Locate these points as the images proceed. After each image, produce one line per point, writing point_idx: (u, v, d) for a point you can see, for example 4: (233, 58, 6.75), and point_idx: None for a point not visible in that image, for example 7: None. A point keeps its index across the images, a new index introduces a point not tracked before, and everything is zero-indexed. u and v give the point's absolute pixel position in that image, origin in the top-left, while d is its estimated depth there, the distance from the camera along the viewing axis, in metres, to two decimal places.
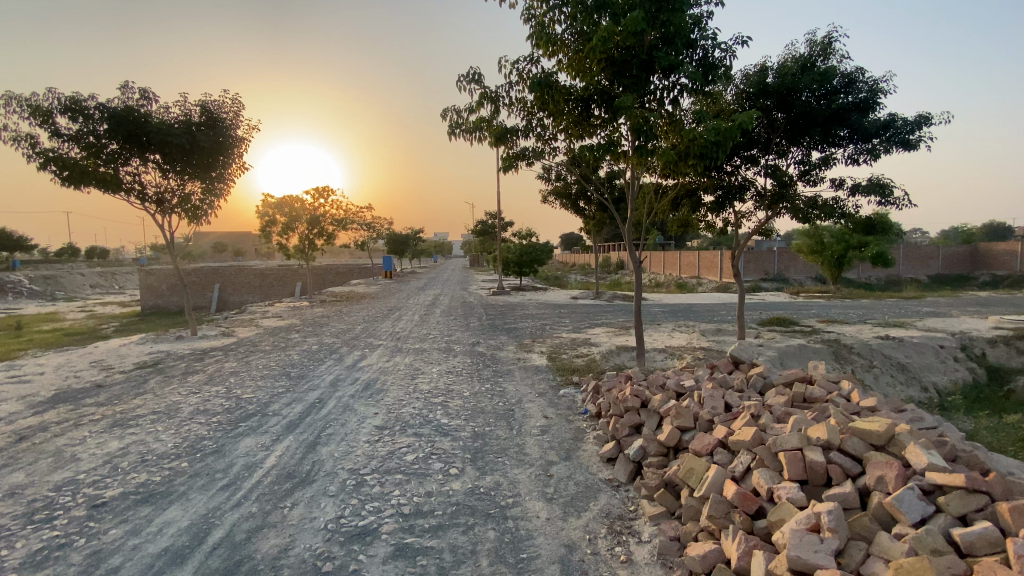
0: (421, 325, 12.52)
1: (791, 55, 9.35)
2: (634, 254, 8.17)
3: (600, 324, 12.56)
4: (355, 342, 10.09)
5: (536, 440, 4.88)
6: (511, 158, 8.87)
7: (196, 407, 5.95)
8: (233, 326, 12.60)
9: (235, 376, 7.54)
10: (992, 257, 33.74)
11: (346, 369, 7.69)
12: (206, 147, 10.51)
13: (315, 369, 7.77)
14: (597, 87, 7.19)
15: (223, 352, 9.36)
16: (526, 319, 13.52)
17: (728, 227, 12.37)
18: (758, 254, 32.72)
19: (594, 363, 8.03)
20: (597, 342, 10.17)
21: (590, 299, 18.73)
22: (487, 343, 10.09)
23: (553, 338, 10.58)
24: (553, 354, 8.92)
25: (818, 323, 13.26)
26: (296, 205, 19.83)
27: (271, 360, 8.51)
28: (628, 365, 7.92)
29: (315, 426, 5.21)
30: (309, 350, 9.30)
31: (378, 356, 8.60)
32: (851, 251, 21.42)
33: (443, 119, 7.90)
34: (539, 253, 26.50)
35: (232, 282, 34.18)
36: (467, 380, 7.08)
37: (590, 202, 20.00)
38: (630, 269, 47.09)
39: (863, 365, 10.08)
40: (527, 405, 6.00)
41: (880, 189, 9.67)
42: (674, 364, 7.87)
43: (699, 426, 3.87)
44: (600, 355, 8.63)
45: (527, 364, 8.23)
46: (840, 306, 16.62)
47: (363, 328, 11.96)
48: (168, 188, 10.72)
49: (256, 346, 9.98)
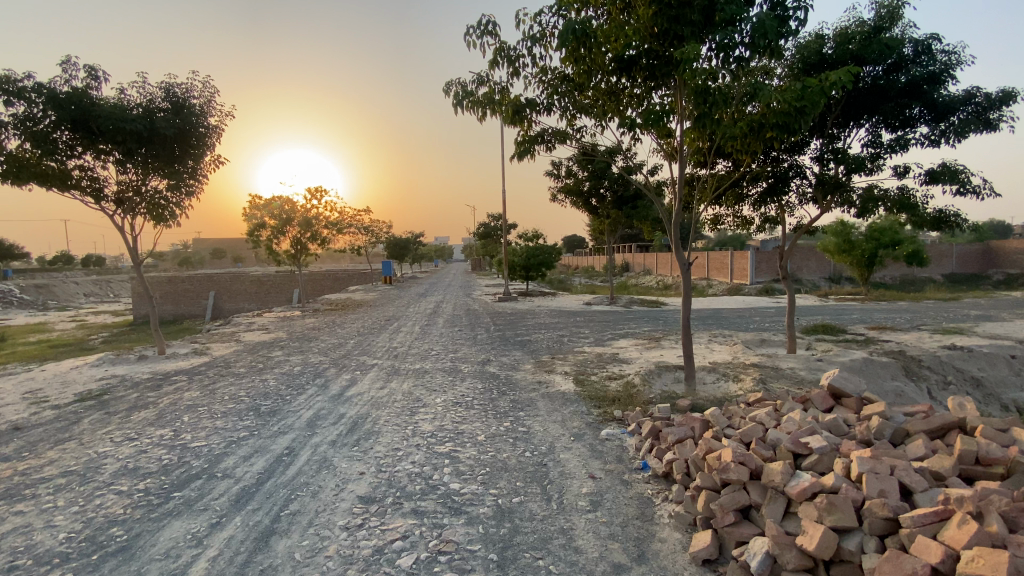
0: (422, 338, 11.05)
1: (854, 20, 7.72)
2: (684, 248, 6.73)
3: (625, 336, 11.08)
4: (344, 361, 8.66)
5: (588, 521, 3.41)
6: (526, 141, 7.48)
7: (124, 466, 4.49)
8: (210, 342, 11.20)
9: (194, 412, 6.07)
10: (1015, 255, 32.17)
11: (329, 402, 6.22)
12: (169, 136, 9.10)
13: (293, 401, 6.30)
14: (637, 51, 5.67)
15: (188, 377, 7.92)
16: (540, 330, 12.10)
17: (767, 224, 10.94)
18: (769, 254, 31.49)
19: (635, 389, 6.55)
20: (630, 360, 8.67)
21: (604, 305, 17.30)
22: (500, 361, 8.59)
23: (575, 354, 9.14)
24: (580, 375, 7.48)
25: (870, 330, 11.81)
26: (287, 206, 18.42)
27: (243, 388, 7.05)
28: (677, 392, 6.45)
29: (274, 500, 3.76)
30: (290, 374, 7.83)
31: (372, 382, 7.13)
32: (881, 250, 19.96)
33: (446, 93, 6.52)
34: (547, 256, 25.11)
35: (228, 289, 32.93)
36: (481, 415, 5.63)
37: (603, 200, 18.53)
38: (636, 273, 45.69)
39: (941, 382, 8.62)
40: (563, 455, 4.53)
41: (953, 178, 8.01)
42: (735, 392, 6.38)
43: (869, 529, 2.43)
44: (639, 377, 7.16)
45: (551, 389, 6.79)
46: (881, 310, 15.13)
47: (356, 343, 10.52)
48: (128, 185, 9.35)
49: (229, 367, 8.55)
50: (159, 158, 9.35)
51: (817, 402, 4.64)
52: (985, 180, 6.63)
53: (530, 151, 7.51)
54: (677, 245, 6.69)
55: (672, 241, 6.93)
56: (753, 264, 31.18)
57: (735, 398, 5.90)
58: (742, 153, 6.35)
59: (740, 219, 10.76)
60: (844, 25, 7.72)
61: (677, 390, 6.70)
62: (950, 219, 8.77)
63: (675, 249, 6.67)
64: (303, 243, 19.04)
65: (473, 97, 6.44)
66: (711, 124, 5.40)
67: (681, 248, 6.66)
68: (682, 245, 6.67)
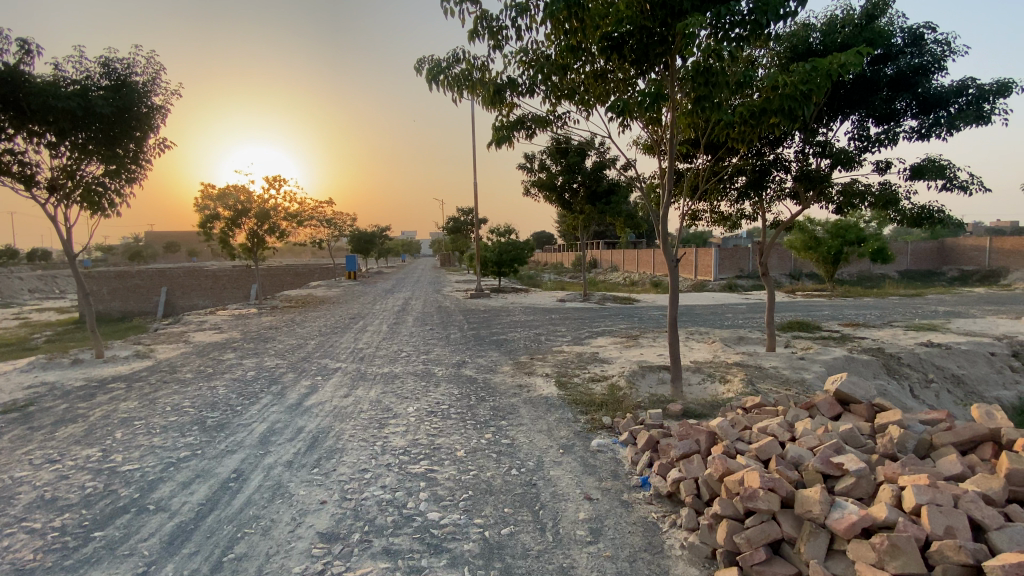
0: (390, 337, 10.39)
1: (843, 9, 7.58)
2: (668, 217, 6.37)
3: (603, 334, 10.71)
4: (305, 365, 7.95)
5: (590, 556, 2.93)
6: (505, 126, 6.94)
7: (36, 497, 3.77)
8: (155, 343, 10.22)
9: (128, 426, 5.31)
10: (963, 252, 33.49)
11: (286, 413, 5.57)
12: (108, 116, 8.13)
13: (245, 412, 5.62)
14: (631, 29, 5.17)
15: (127, 383, 7.07)
16: (515, 328, 11.61)
17: (745, 220, 10.78)
18: (735, 251, 31.99)
19: (621, 392, 6.14)
20: (610, 360, 8.28)
21: (578, 302, 16.97)
22: (475, 362, 8.06)
23: (554, 354, 8.70)
24: (562, 378, 7.03)
25: (843, 327, 11.84)
26: (243, 197, 17.28)
27: (188, 397, 6.29)
28: (666, 396, 6.07)
29: (218, 540, 3.13)
30: (244, 380, 7.09)
31: (335, 388, 6.48)
32: (845, 247, 20.32)
33: (420, 69, 5.91)
34: (519, 251, 24.66)
35: (182, 284, 31.13)
36: (458, 426, 5.11)
37: (577, 195, 18.04)
38: (605, 269, 45.84)
39: (919, 381, 8.58)
40: (552, 472, 4.05)
41: (941, 172, 8.09)
42: (725, 395, 6.05)
43: None
44: (624, 378, 6.75)
45: (532, 393, 6.32)
46: (850, 307, 15.29)
47: (319, 344, 9.79)
48: (63, 171, 8.31)
49: (176, 372, 7.73)
50: (97, 140, 8.36)
51: (823, 410, 4.32)
52: (974, 176, 6.50)
53: (509, 138, 6.99)
54: (663, 227, 6.28)
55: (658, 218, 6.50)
56: (720, 261, 31.62)
57: (728, 402, 5.56)
58: (736, 141, 5.96)
59: (718, 215, 10.51)
60: (832, 14, 7.54)
61: (663, 394, 6.32)
62: (932, 216, 8.67)
63: (661, 244, 6.27)
64: (260, 236, 17.96)
65: (450, 76, 5.91)
66: (710, 108, 4.96)
67: (666, 230, 6.23)
68: (666, 229, 6.25)
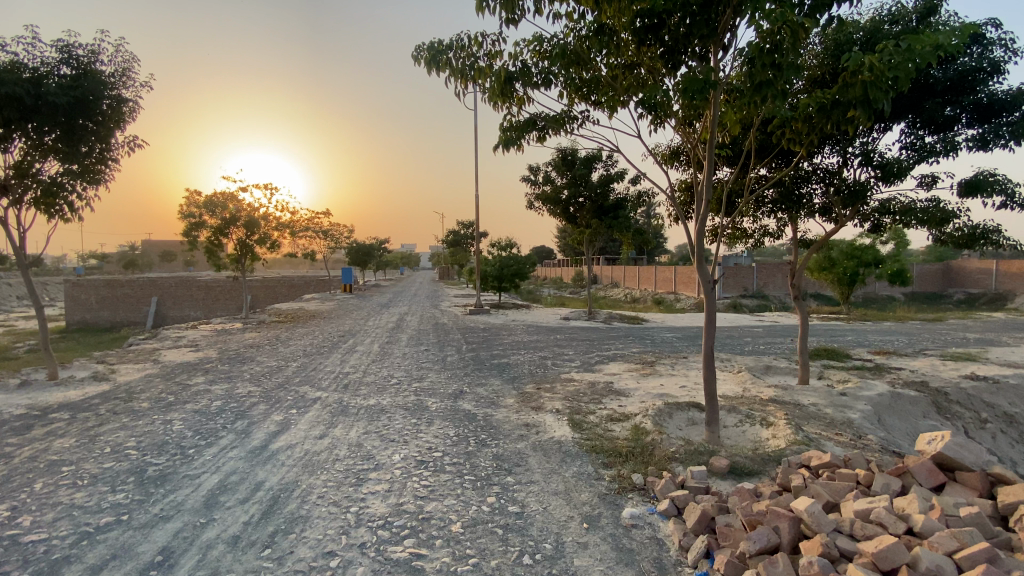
0: (381, 361, 9.43)
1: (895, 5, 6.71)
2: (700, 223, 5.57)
3: (615, 359, 9.76)
4: (281, 393, 6.99)
5: None
6: (514, 128, 6.10)
7: None
8: (120, 363, 9.23)
9: (51, 472, 4.34)
10: (967, 276, 32.69)
11: (247, 461, 4.59)
12: (63, 106, 7.36)
13: (197, 458, 4.63)
14: (672, 10, 4.39)
15: (70, 415, 6.08)
16: (517, 350, 10.66)
17: (768, 238, 9.97)
18: (737, 269, 31.29)
19: (650, 437, 5.17)
20: (627, 393, 7.32)
21: (583, 321, 16.05)
22: (474, 393, 7.07)
23: (562, 383, 7.75)
24: (575, 415, 6.08)
25: (875, 355, 10.89)
26: (233, 204, 16.42)
27: (135, 435, 5.31)
28: (702, 445, 5.10)
29: None
30: (207, 412, 6.12)
31: (310, 427, 5.49)
32: (860, 268, 19.52)
33: (422, 55, 5.09)
34: (520, 266, 23.89)
35: (173, 294, 30.25)
36: (455, 483, 4.15)
37: (583, 209, 17.22)
38: (604, 287, 45.09)
39: (975, 421, 7.61)
40: (578, 561, 3.08)
41: (998, 187, 7.19)
42: (772, 446, 5.08)
43: None
44: (648, 419, 5.78)
45: (541, 436, 5.37)
46: (872, 332, 14.35)
47: (301, 366, 8.83)
48: (14, 169, 7.47)
49: (132, 400, 6.74)
50: (52, 133, 7.61)
51: (920, 478, 3.38)
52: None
53: (517, 142, 6.12)
54: (697, 236, 5.36)
55: (688, 227, 5.60)
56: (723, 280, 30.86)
57: (782, 458, 4.58)
58: (791, 140, 5.08)
59: (741, 232, 9.67)
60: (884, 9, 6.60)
61: (697, 442, 5.35)
62: (985, 236, 7.72)
63: (695, 263, 5.35)
64: (250, 247, 17.06)
65: (452, 62, 5.07)
66: (771, 98, 4.08)
67: (702, 238, 5.30)
68: (701, 238, 5.32)
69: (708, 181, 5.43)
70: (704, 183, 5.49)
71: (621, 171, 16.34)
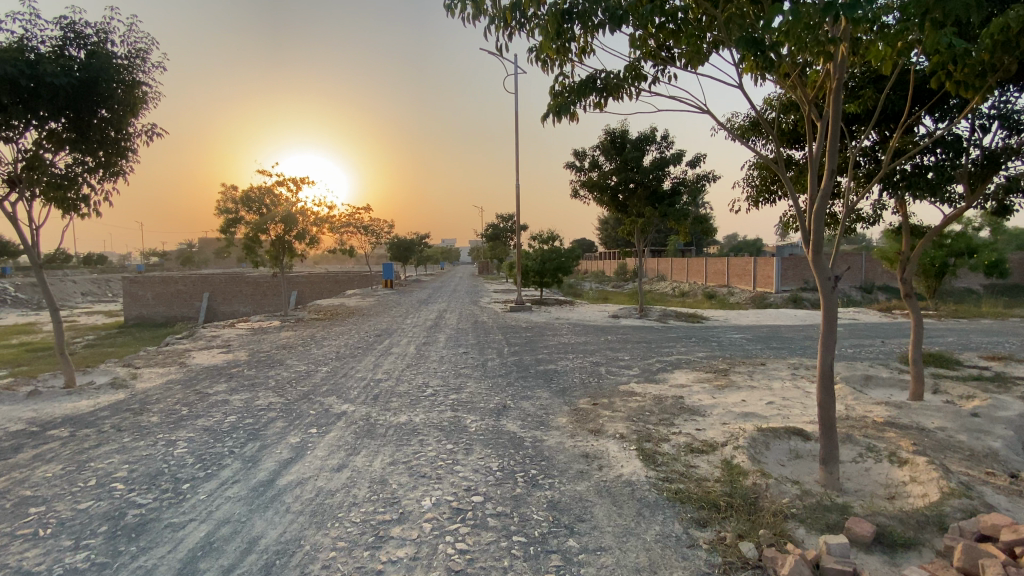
0: (416, 365, 8.57)
1: None
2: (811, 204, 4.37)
3: (680, 366, 8.52)
4: (302, 406, 6.21)
5: None
6: (570, 92, 5.04)
7: None
8: (146, 366, 8.76)
9: (17, 516, 3.65)
10: None
11: (244, 503, 3.76)
12: (64, 89, 6.80)
13: (187, 499, 3.85)
14: None
15: (71, 431, 5.49)
16: (565, 354, 9.59)
17: (864, 224, 8.50)
18: (796, 261, 29.00)
19: (750, 482, 4.02)
20: (703, 412, 6.13)
21: (635, 319, 14.79)
22: (520, 410, 6.05)
23: (621, 397, 6.64)
24: (644, 443, 4.98)
25: (992, 361, 9.19)
26: (272, 198, 16.07)
27: (129, 462, 4.61)
28: (825, 497, 3.89)
29: None
30: (217, 432, 5.38)
31: (328, 454, 4.62)
32: (951, 258, 17.29)
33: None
34: (563, 260, 22.75)
35: (222, 290, 30.79)
36: (497, 547, 3.15)
37: (634, 195, 15.89)
38: (649, 280, 43.23)
39: None
40: None
41: None
42: (920, 498, 3.82)
43: None
44: (742, 453, 4.60)
45: (605, 472, 4.32)
46: (976, 332, 12.41)
47: (329, 372, 8.09)
48: (22, 158, 6.98)
49: (142, 413, 6.12)
50: (60, 119, 7.12)
51: None
52: None
53: (574, 106, 5.04)
54: (813, 219, 4.11)
55: (798, 207, 4.37)
56: (781, 272, 28.66)
57: (947, 522, 3.34)
58: (954, 86, 3.77)
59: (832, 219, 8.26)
60: None
61: (813, 490, 4.13)
62: None
63: (809, 253, 4.19)
64: (288, 243, 16.67)
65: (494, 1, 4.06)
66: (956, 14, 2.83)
67: (820, 220, 4.06)
68: (820, 220, 4.08)
69: (819, 150, 4.21)
70: (815, 153, 4.27)
71: (676, 153, 14.97)
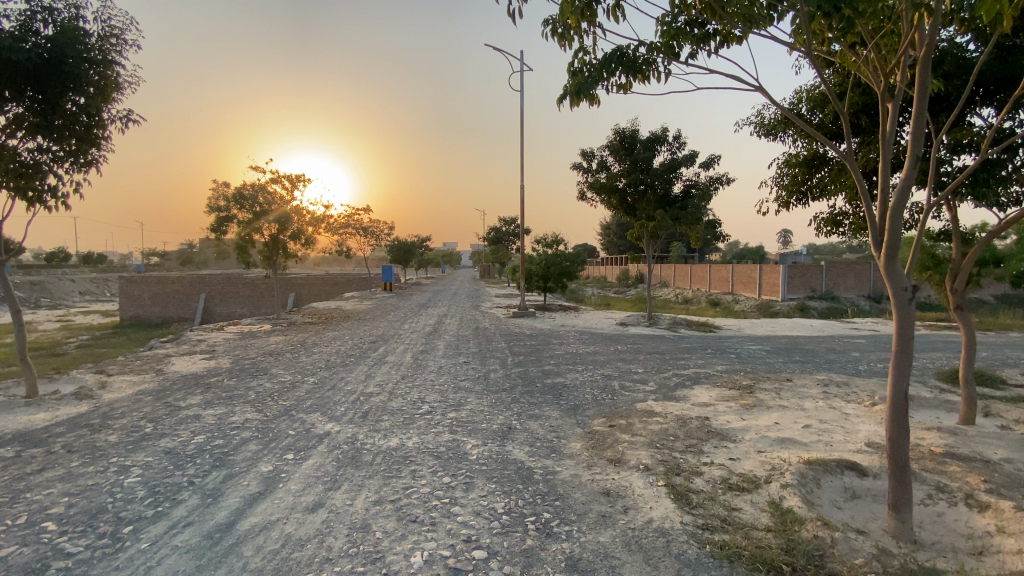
0: (411, 376, 7.86)
1: None
2: (881, 202, 3.70)
3: (700, 381, 7.80)
4: (282, 424, 5.50)
5: None
6: (597, 69, 4.43)
7: None
8: (120, 373, 8.04)
9: None
10: None
11: (196, 555, 3.05)
12: (25, 66, 6.13)
13: (126, 548, 3.13)
14: None
15: (14, 451, 4.77)
16: (573, 365, 8.88)
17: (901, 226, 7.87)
18: (804, 268, 28.23)
19: (812, 538, 3.30)
20: (734, 437, 5.42)
21: (644, 328, 14.08)
22: (527, 433, 5.32)
23: (641, 417, 5.93)
24: (675, 477, 4.27)
25: None
26: (268, 196, 15.47)
27: (71, 494, 3.89)
28: (909, 560, 3.17)
29: None
30: (180, 456, 4.65)
31: (303, 490, 3.90)
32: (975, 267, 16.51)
33: None
34: (567, 264, 22.05)
35: (219, 291, 30.08)
36: None
37: (643, 198, 15.24)
38: (653, 286, 42.45)
39: None
40: None
41: None
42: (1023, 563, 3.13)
43: None
44: (794, 495, 3.88)
45: (634, 517, 3.61)
46: (1009, 347, 11.67)
47: (318, 383, 7.38)
48: None
49: (100, 429, 5.39)
50: (22, 101, 6.45)
51: None
52: None
53: (594, 87, 4.44)
54: (891, 216, 3.43)
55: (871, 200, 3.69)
56: (788, 280, 27.91)
57: None
58: None
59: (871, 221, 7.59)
60: None
61: (886, 546, 3.44)
62: None
63: (881, 260, 3.53)
64: (283, 243, 16.03)
65: None
66: None
67: (900, 220, 3.39)
68: (899, 219, 3.41)
69: (894, 133, 3.55)
70: (887, 136, 3.61)
71: (689, 154, 14.33)
